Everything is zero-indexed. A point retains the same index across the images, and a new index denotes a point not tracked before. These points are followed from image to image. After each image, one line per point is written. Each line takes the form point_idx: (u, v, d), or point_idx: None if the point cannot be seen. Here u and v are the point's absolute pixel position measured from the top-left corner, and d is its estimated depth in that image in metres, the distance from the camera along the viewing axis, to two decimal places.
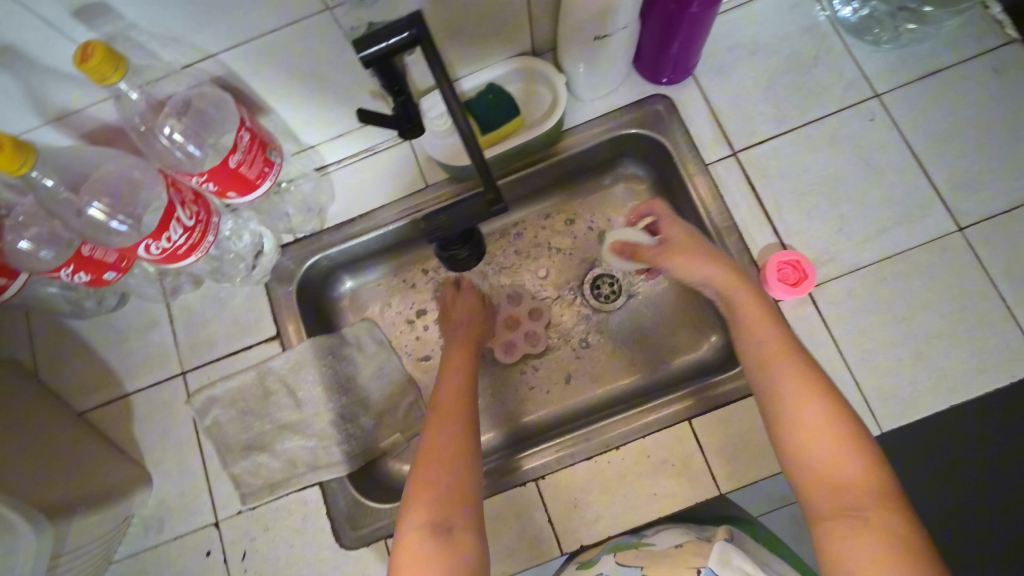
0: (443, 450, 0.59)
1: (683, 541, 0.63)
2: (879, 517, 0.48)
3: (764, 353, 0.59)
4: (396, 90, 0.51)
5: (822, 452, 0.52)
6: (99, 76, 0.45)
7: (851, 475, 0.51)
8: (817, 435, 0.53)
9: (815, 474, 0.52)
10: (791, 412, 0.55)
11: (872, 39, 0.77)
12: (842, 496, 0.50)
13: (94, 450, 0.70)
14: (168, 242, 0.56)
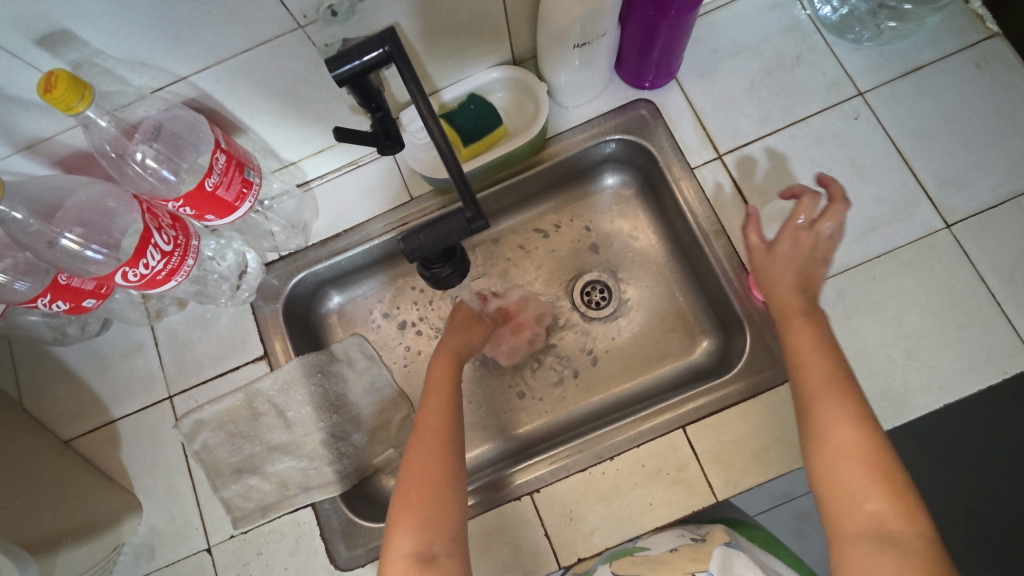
0: (421, 485, 0.56)
1: (678, 544, 0.61)
2: (907, 540, 0.46)
3: (812, 376, 0.56)
4: (373, 106, 0.50)
5: (863, 487, 0.49)
6: (65, 105, 0.44)
7: (894, 516, 0.47)
8: (862, 468, 0.50)
9: (846, 502, 0.49)
10: (835, 441, 0.52)
11: (853, 37, 0.77)
12: (868, 516, 0.48)
13: (82, 479, 0.69)
14: (146, 268, 0.55)
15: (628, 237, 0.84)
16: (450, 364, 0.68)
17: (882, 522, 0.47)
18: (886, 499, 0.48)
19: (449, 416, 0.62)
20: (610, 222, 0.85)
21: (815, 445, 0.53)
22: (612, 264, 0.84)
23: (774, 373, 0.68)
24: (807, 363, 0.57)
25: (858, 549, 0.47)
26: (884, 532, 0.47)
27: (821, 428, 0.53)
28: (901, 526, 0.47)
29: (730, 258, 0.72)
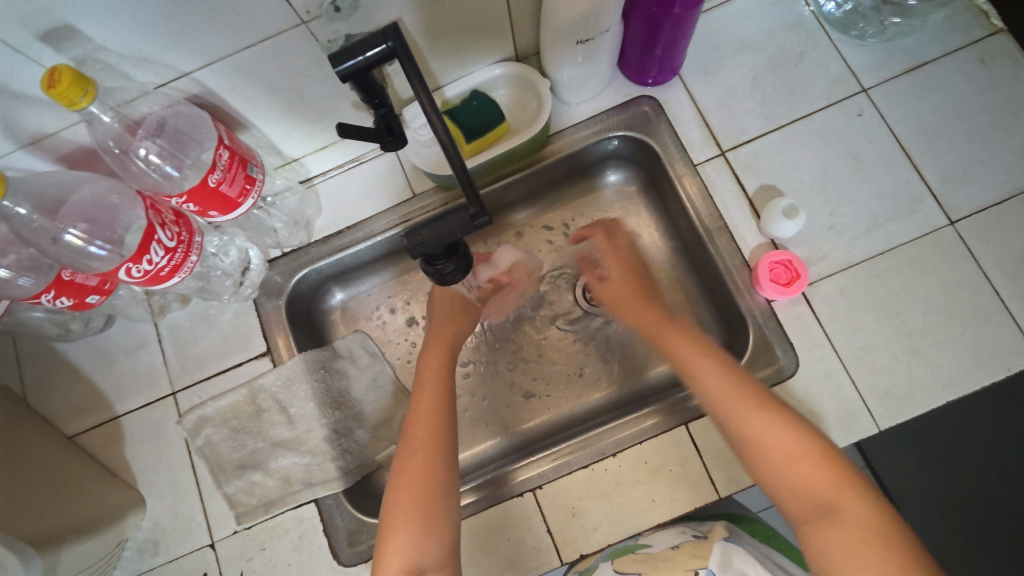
0: (416, 488, 0.57)
1: (680, 542, 0.62)
2: (852, 511, 0.50)
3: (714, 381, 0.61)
4: (375, 103, 0.50)
5: (796, 470, 0.53)
6: (68, 101, 0.44)
7: (832, 489, 0.51)
8: (789, 454, 0.54)
9: (794, 488, 0.53)
10: (757, 435, 0.56)
11: (857, 33, 0.76)
12: (813, 495, 0.52)
13: (86, 475, 0.69)
14: (150, 264, 0.55)
15: (631, 233, 0.84)
16: (443, 360, 0.69)
17: (824, 498, 0.51)
18: (821, 477, 0.52)
19: (438, 419, 0.62)
20: (612, 218, 0.85)
21: (741, 441, 0.57)
22: None
23: (777, 370, 0.68)
24: (705, 374, 0.62)
25: (813, 528, 0.51)
26: (827, 507, 0.51)
27: (740, 423, 0.57)
28: (844, 499, 0.50)
29: (733, 254, 0.72)
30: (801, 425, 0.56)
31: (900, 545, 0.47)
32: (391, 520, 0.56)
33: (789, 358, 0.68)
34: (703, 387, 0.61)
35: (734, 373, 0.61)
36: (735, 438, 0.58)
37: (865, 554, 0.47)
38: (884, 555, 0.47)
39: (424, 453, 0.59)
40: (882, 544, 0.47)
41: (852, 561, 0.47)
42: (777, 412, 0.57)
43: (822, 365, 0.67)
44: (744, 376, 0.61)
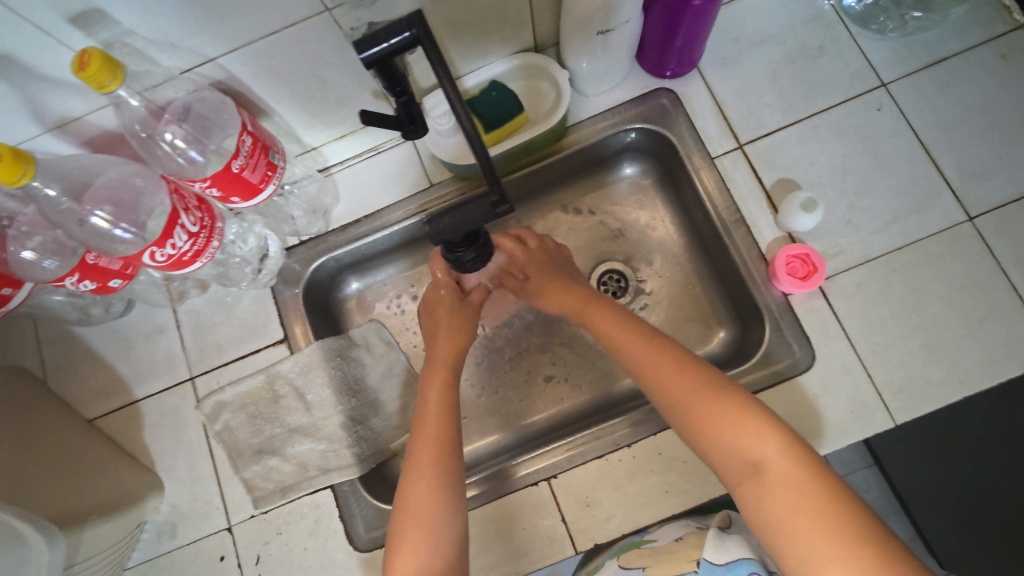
0: (421, 513, 0.56)
1: (683, 534, 0.63)
2: (778, 467, 0.49)
3: (637, 353, 0.62)
4: (397, 90, 0.50)
5: (722, 435, 0.53)
6: (97, 83, 0.45)
7: (757, 448, 0.51)
8: (714, 421, 0.53)
9: (723, 452, 0.53)
10: (687, 406, 0.56)
11: (877, 27, 0.76)
12: (738, 455, 0.52)
13: (105, 458, 0.70)
14: (174, 248, 0.56)
15: (646, 226, 0.84)
16: (446, 381, 0.67)
17: (749, 456, 0.51)
18: (745, 440, 0.51)
19: (443, 446, 0.61)
20: (628, 211, 0.85)
21: (672, 412, 0.57)
22: (631, 254, 0.84)
23: (792, 364, 0.68)
24: (628, 345, 0.63)
25: (745, 489, 0.51)
26: (754, 467, 0.51)
27: (670, 398, 0.57)
28: (766, 453, 0.50)
29: (749, 247, 0.72)
30: (723, 388, 0.55)
31: (827, 495, 0.47)
32: (397, 550, 0.55)
33: (804, 352, 0.68)
34: (634, 363, 0.61)
35: (660, 345, 0.61)
36: (667, 411, 0.58)
37: (795, 511, 0.47)
38: (813, 509, 0.47)
39: (429, 479, 0.58)
40: (809, 498, 0.47)
41: (786, 520, 0.47)
42: (702, 380, 0.56)
43: (838, 359, 0.67)
44: (669, 346, 0.61)
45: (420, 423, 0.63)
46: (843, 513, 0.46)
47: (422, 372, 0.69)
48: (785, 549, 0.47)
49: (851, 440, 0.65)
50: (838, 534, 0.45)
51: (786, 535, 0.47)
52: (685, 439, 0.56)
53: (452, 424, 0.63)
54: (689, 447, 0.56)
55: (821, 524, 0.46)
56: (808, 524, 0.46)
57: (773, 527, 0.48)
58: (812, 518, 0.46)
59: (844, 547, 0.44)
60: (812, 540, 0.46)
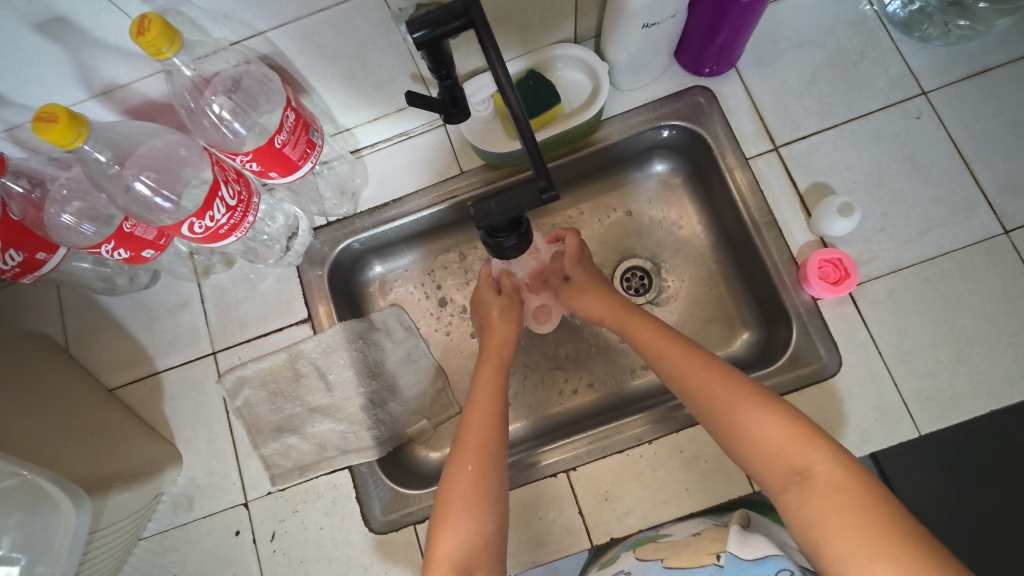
0: (468, 495, 0.57)
1: (701, 529, 0.62)
2: (823, 471, 0.49)
3: (674, 358, 0.62)
4: (443, 74, 0.47)
5: (762, 440, 0.53)
6: (155, 50, 0.45)
7: (799, 452, 0.51)
8: (754, 428, 0.54)
9: (763, 456, 0.53)
10: (726, 413, 0.56)
11: (920, 34, 0.75)
12: (779, 459, 0.52)
13: (126, 428, 0.70)
14: (212, 221, 0.56)
15: (673, 225, 0.84)
16: (496, 371, 0.68)
17: (794, 461, 0.51)
18: (787, 445, 0.52)
19: (494, 437, 0.61)
20: (653, 210, 0.84)
21: (711, 419, 0.57)
22: (654, 251, 0.83)
23: (819, 368, 0.68)
24: (664, 349, 0.64)
25: (786, 493, 0.51)
26: (796, 470, 0.51)
27: (708, 401, 0.58)
28: (810, 457, 0.50)
29: (781, 250, 0.72)
30: (763, 395, 0.55)
31: (870, 497, 0.47)
32: (443, 525, 0.56)
33: (832, 357, 0.68)
34: (672, 370, 0.62)
35: (698, 354, 0.62)
36: (706, 416, 0.58)
37: (837, 511, 0.47)
38: (856, 509, 0.46)
39: (475, 462, 0.59)
40: (853, 499, 0.47)
41: (827, 521, 0.47)
42: (740, 387, 0.57)
43: (866, 366, 0.67)
44: (705, 355, 0.61)
45: (470, 406, 0.64)
46: (886, 514, 0.46)
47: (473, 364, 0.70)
48: (827, 549, 0.47)
49: (874, 447, 0.65)
50: (882, 533, 0.45)
51: (829, 537, 0.47)
52: (724, 445, 0.56)
53: (500, 411, 0.64)
54: (727, 454, 0.57)
55: (863, 522, 0.46)
56: (850, 524, 0.46)
57: (815, 528, 0.48)
58: (856, 518, 0.46)
59: (889, 546, 0.44)
60: (856, 538, 0.45)
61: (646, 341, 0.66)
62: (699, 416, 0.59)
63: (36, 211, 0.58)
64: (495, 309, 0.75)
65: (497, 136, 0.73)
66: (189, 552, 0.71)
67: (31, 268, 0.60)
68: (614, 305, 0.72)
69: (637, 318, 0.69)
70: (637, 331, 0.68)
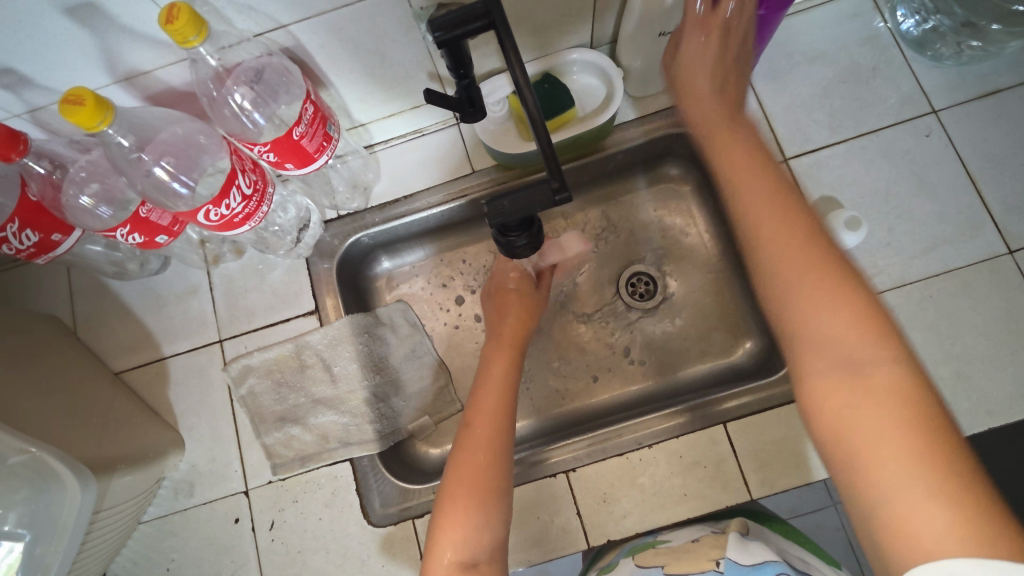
0: (474, 484, 0.57)
1: (700, 535, 0.62)
2: (878, 373, 0.40)
3: (763, 214, 0.48)
4: (461, 73, 0.48)
5: (820, 321, 0.43)
6: (182, 37, 0.45)
7: (860, 351, 0.41)
8: (835, 321, 0.42)
9: (823, 349, 0.42)
10: (802, 294, 0.44)
11: (932, 54, 0.76)
12: (837, 349, 0.42)
13: (130, 411, 0.70)
14: (227, 209, 0.57)
15: (681, 231, 0.84)
16: (511, 360, 0.68)
17: (852, 354, 0.41)
18: (861, 335, 0.41)
19: (501, 423, 0.61)
20: (662, 216, 0.85)
21: (777, 294, 0.46)
22: (659, 258, 0.84)
23: None
24: (757, 204, 0.49)
25: (828, 395, 0.41)
26: (851, 362, 0.41)
27: (783, 276, 0.45)
28: (871, 352, 0.41)
29: None
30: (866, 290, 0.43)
31: (923, 412, 0.38)
32: (448, 512, 0.55)
33: None
34: (759, 225, 0.48)
35: (820, 250, 0.45)
36: (775, 289, 0.46)
37: (870, 411, 0.39)
38: (901, 408, 0.38)
39: (485, 451, 0.59)
40: (898, 397, 0.39)
41: (850, 411, 0.40)
42: (852, 293, 0.43)
43: None
44: (823, 245, 0.46)
45: (479, 391, 0.65)
46: (936, 426, 0.38)
47: (488, 348, 0.71)
48: (839, 435, 0.41)
49: None
50: (926, 450, 0.37)
51: (859, 440, 0.39)
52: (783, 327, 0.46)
53: (507, 402, 0.63)
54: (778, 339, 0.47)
55: (897, 422, 0.38)
56: (888, 424, 0.38)
57: (840, 430, 0.40)
58: (891, 415, 0.38)
59: (927, 463, 0.36)
60: (889, 444, 0.38)
61: (761, 224, 0.48)
62: (769, 301, 0.47)
63: (54, 191, 0.59)
64: (509, 302, 0.75)
65: (510, 137, 0.74)
66: (188, 537, 0.71)
67: (46, 249, 0.60)
68: (739, 180, 0.52)
69: (756, 195, 0.50)
70: (751, 210, 0.49)
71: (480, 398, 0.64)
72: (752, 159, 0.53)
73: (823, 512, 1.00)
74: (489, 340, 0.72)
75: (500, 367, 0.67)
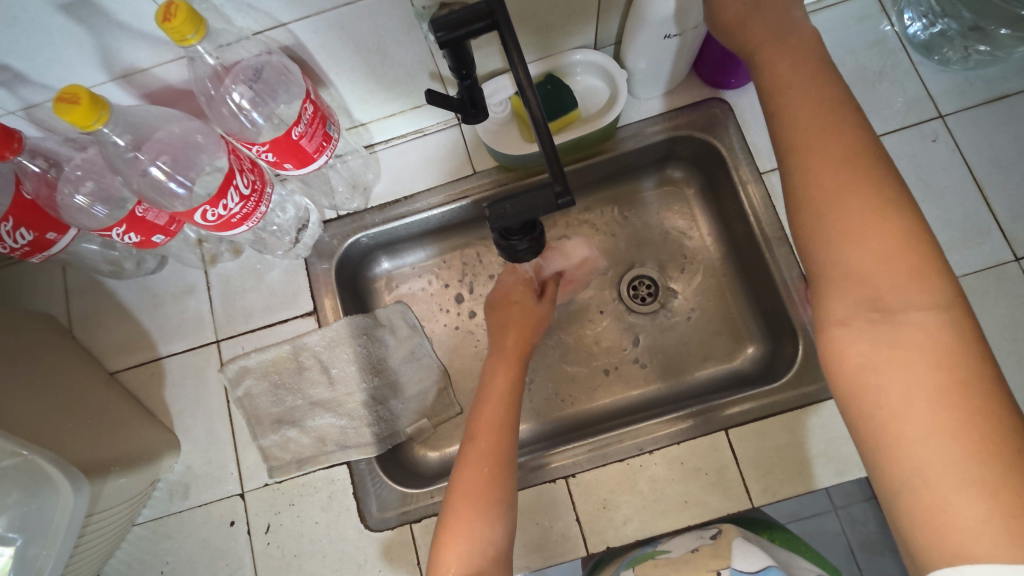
0: (479, 498, 0.56)
1: (699, 545, 0.63)
2: (913, 321, 0.38)
3: (804, 135, 0.44)
4: (464, 73, 0.47)
5: (856, 260, 0.40)
6: (179, 36, 0.44)
7: (897, 295, 0.38)
8: (871, 260, 0.39)
9: (855, 292, 0.40)
10: (837, 229, 0.41)
11: (940, 58, 0.75)
12: (869, 291, 0.39)
13: (125, 412, 0.70)
14: (225, 209, 0.56)
15: (684, 234, 0.83)
16: (513, 372, 0.67)
17: (884, 300, 0.39)
18: (899, 280, 0.39)
19: (506, 436, 0.61)
20: (664, 220, 0.84)
21: (811, 230, 0.42)
22: (662, 261, 0.83)
23: (825, 386, 0.68)
24: (801, 121, 0.44)
25: (856, 344, 0.39)
26: (883, 309, 0.39)
27: (818, 208, 0.42)
28: (908, 297, 0.38)
29: (791, 266, 0.72)
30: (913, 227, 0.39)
31: (963, 364, 0.36)
32: (451, 527, 0.55)
33: None
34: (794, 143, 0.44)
35: (869, 182, 0.41)
36: (808, 219, 0.42)
37: (902, 364, 0.37)
38: (932, 362, 0.36)
39: (490, 464, 0.58)
40: (930, 352, 0.37)
41: (878, 363, 0.38)
42: (897, 229, 0.39)
43: None
44: (867, 174, 0.41)
45: (482, 402, 0.64)
46: (971, 381, 0.35)
47: (490, 360, 0.70)
48: (862, 386, 0.39)
49: None
50: (960, 408, 0.35)
51: (887, 393, 0.37)
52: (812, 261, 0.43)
53: (512, 416, 0.63)
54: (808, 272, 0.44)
55: (925, 376, 0.36)
56: (915, 377, 0.36)
57: (866, 383, 0.39)
58: (919, 369, 0.36)
59: (959, 423, 0.34)
60: (920, 401, 0.36)
61: (798, 146, 0.44)
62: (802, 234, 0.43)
63: (49, 190, 0.58)
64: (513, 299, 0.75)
65: (512, 138, 0.73)
66: (183, 540, 0.71)
67: (40, 248, 0.59)
68: (779, 93, 0.46)
69: (799, 115, 0.44)
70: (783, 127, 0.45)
71: (484, 410, 0.63)
72: (800, 64, 0.46)
73: (823, 518, 0.99)
74: (490, 352, 0.72)
75: (503, 378, 0.66)
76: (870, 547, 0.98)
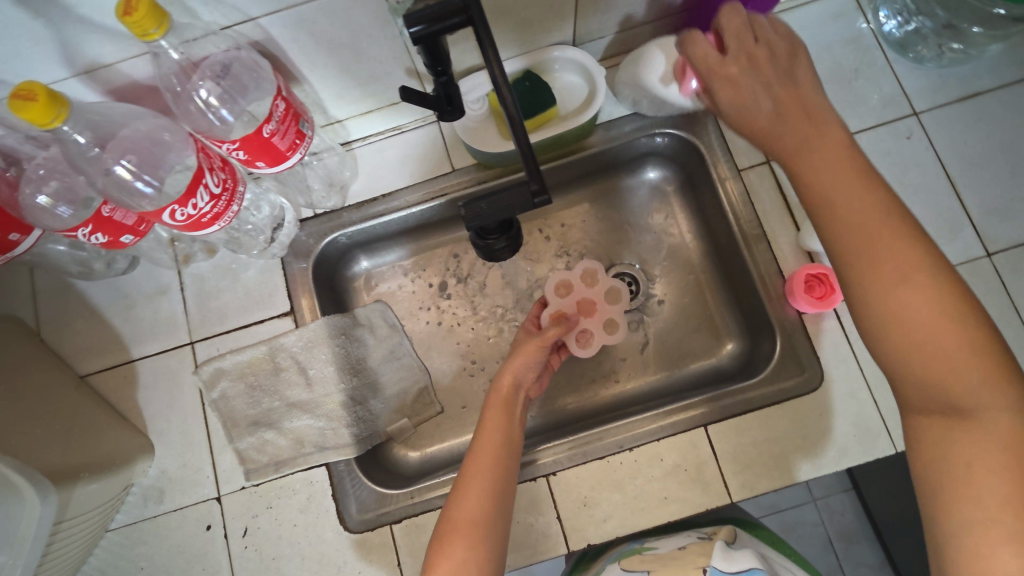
0: (467, 526, 0.54)
1: (687, 542, 0.63)
2: (985, 417, 0.39)
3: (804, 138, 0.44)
4: (438, 70, 0.46)
5: (932, 347, 0.40)
6: (142, 30, 0.43)
7: (967, 386, 0.40)
8: (947, 352, 0.40)
9: (925, 380, 0.41)
10: (870, 264, 0.41)
11: (914, 56, 0.76)
12: (938, 381, 0.40)
13: (96, 415, 0.68)
14: (194, 209, 0.55)
15: (664, 232, 0.83)
16: (506, 408, 0.63)
17: (955, 391, 0.40)
18: (975, 376, 0.40)
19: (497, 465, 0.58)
20: (645, 217, 0.84)
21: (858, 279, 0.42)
22: (643, 258, 0.83)
23: (803, 381, 0.68)
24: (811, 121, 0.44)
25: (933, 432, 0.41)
26: (954, 402, 0.40)
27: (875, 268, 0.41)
28: (975, 388, 0.40)
29: (769, 263, 0.72)
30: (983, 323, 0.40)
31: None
32: (439, 554, 0.53)
33: (814, 371, 0.68)
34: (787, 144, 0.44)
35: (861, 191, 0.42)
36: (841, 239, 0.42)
37: (976, 461, 0.39)
38: (1001, 450, 0.39)
39: (477, 492, 0.55)
40: (1003, 447, 0.39)
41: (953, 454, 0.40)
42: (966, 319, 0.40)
43: (847, 385, 0.68)
44: (865, 186, 0.42)
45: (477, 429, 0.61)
46: None
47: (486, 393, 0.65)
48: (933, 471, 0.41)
49: (851, 461, 0.66)
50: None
51: (957, 483, 0.40)
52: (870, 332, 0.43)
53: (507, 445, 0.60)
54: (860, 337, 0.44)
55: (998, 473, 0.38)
56: (986, 458, 0.39)
57: (938, 471, 0.41)
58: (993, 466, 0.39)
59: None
60: (991, 500, 0.38)
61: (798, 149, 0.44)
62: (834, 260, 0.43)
63: (10, 189, 0.56)
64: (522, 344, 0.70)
65: (490, 135, 0.72)
66: (157, 545, 0.69)
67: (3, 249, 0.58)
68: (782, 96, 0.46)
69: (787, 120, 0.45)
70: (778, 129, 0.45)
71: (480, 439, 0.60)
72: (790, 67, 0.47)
73: (803, 509, 1.01)
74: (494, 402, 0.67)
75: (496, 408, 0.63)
76: (847, 536, 0.99)
